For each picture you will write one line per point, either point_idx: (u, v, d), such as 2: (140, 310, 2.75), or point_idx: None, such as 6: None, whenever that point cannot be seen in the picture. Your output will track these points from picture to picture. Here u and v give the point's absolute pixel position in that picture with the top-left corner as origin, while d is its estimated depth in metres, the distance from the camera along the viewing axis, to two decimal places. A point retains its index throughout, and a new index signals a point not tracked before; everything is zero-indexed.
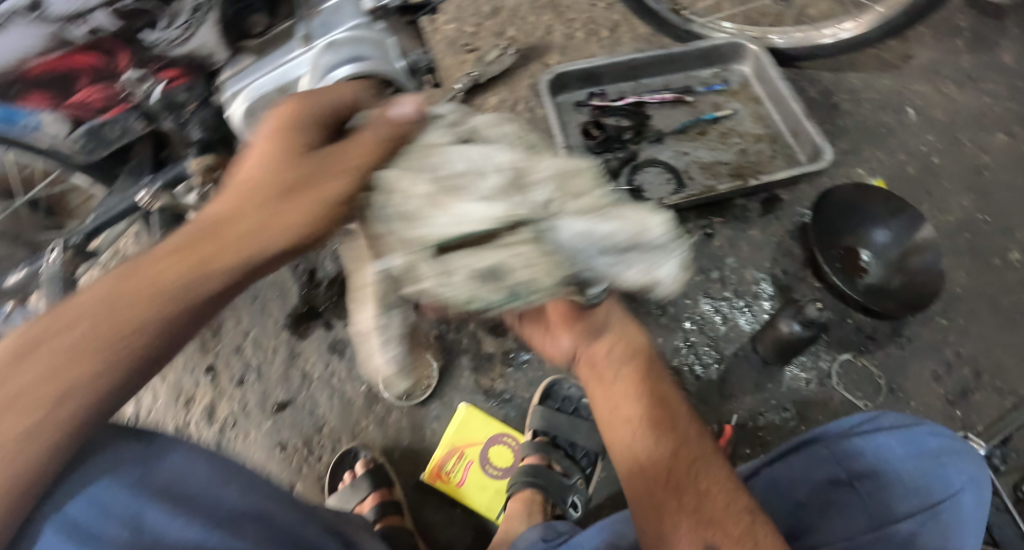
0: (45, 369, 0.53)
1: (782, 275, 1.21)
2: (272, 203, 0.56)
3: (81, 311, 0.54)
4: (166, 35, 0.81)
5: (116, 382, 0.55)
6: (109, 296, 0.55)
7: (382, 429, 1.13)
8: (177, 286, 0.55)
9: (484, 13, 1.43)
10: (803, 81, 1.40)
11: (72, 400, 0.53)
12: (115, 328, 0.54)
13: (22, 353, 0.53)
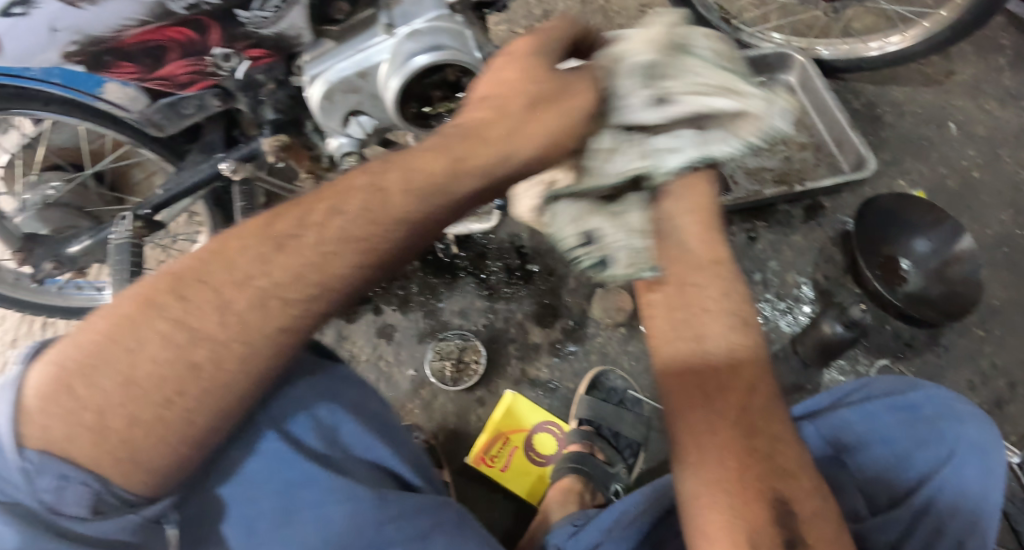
0: (296, 260, 0.60)
1: (823, 280, 1.23)
2: (531, 111, 0.64)
3: (337, 204, 0.62)
4: (258, 14, 0.86)
5: (339, 280, 0.61)
6: (369, 187, 0.63)
7: (427, 412, 1.16)
8: (436, 178, 0.63)
9: (535, 15, 1.45)
10: (847, 91, 1.45)
11: (314, 291, 0.61)
12: (370, 218, 0.62)
13: (278, 245, 0.61)
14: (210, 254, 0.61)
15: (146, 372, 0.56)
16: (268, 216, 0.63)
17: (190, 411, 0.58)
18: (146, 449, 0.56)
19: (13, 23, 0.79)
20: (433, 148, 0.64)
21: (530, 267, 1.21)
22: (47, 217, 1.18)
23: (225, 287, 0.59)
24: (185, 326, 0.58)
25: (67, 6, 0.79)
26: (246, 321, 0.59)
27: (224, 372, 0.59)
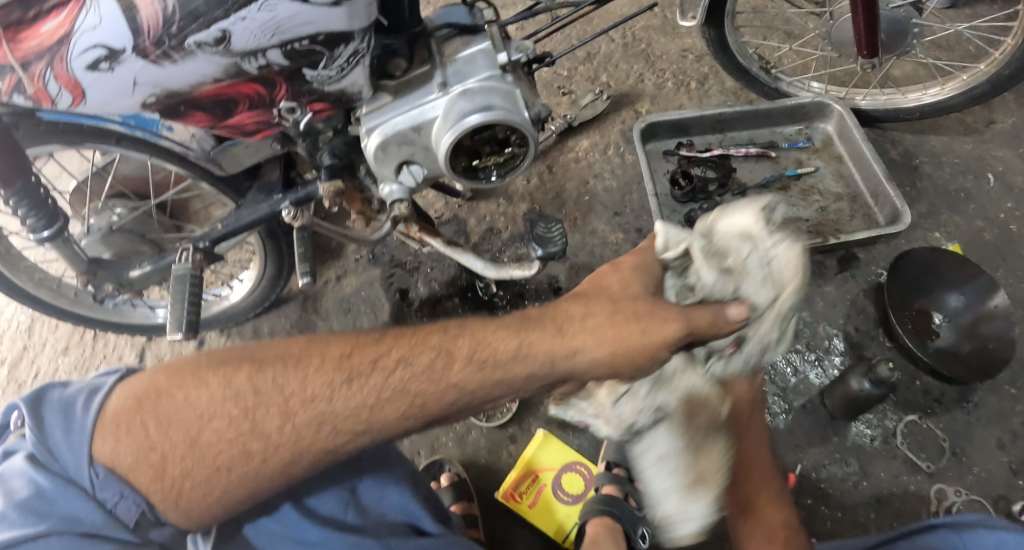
0: (349, 400, 0.65)
1: (854, 332, 1.25)
2: (614, 322, 0.67)
3: (404, 358, 0.67)
4: (324, 73, 0.92)
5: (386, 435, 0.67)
6: (434, 351, 0.68)
7: (461, 445, 1.22)
8: (497, 356, 0.68)
9: (579, 58, 1.51)
10: (886, 141, 1.45)
11: (351, 430, 0.66)
12: (418, 384, 0.67)
13: (345, 379, 0.66)
14: (289, 357, 0.67)
15: (209, 438, 0.63)
16: (345, 342, 0.68)
17: (230, 483, 0.64)
18: (194, 498, 0.63)
19: (97, 77, 0.87)
20: (505, 327, 0.69)
21: None
22: (110, 241, 1.24)
23: (291, 397, 0.65)
24: (247, 415, 0.64)
25: (149, 64, 0.86)
26: (293, 432, 0.64)
27: (266, 463, 0.64)
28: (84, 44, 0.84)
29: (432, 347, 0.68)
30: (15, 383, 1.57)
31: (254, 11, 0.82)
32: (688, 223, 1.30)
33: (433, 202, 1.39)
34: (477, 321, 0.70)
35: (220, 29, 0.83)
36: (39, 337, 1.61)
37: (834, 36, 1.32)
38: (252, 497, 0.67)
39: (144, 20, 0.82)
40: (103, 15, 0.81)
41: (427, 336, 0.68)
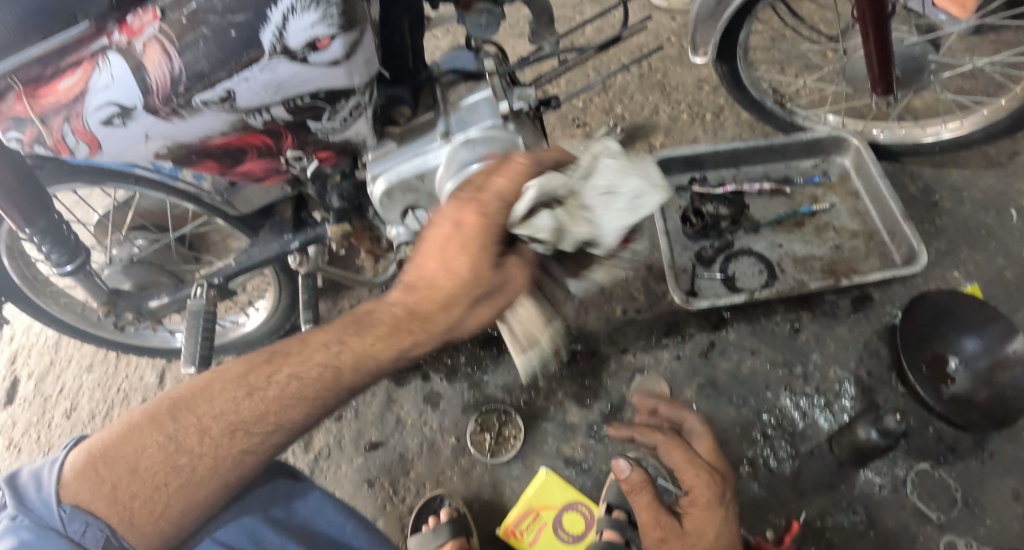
0: (255, 409, 0.74)
1: (866, 376, 1.23)
2: (473, 310, 0.77)
3: (296, 368, 0.76)
4: (328, 124, 0.94)
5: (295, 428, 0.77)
6: (326, 352, 0.77)
7: (464, 480, 1.22)
8: (380, 356, 0.77)
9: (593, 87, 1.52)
10: (904, 175, 1.42)
11: (262, 432, 0.75)
12: (315, 386, 0.76)
13: (247, 393, 0.75)
14: (199, 387, 0.75)
15: (148, 463, 0.72)
16: (241, 365, 0.77)
17: (173, 494, 0.72)
18: (146, 516, 0.71)
19: (111, 131, 0.89)
20: (382, 330, 0.77)
21: (574, 346, 1.26)
22: (131, 271, 1.25)
23: (206, 419, 0.74)
24: (176, 444, 0.73)
25: (159, 120, 0.88)
26: (212, 445, 0.73)
27: (198, 473, 0.73)
28: (98, 102, 0.86)
29: (318, 350, 0.77)
30: (41, 397, 1.59)
31: (256, 73, 0.84)
32: (699, 261, 1.29)
33: None
34: (349, 332, 0.78)
35: (224, 89, 0.85)
36: (66, 354, 1.63)
37: (848, 72, 1.30)
38: (198, 506, 0.75)
39: (152, 80, 0.84)
40: (114, 74, 0.84)
41: (314, 343, 0.78)
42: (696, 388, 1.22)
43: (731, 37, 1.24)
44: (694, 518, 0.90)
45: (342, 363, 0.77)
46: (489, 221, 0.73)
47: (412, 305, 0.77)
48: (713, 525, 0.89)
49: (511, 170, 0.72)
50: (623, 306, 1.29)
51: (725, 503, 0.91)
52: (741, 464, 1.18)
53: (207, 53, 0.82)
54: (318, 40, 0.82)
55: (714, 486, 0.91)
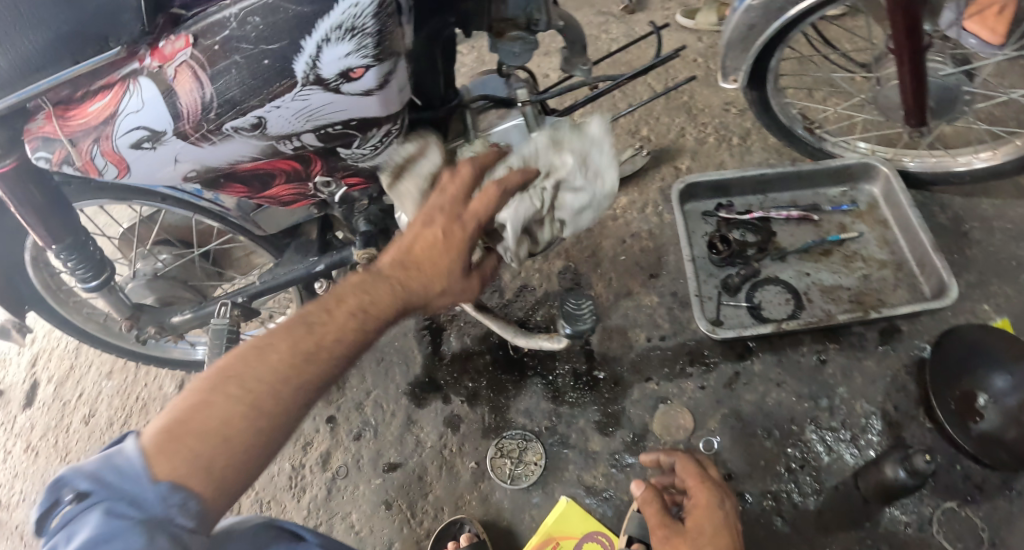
0: (317, 362, 0.71)
1: (893, 410, 1.21)
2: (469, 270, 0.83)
3: (336, 313, 0.74)
4: (358, 151, 0.93)
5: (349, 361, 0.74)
6: (367, 307, 0.75)
7: (482, 505, 1.20)
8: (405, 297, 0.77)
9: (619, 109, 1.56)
10: (934, 204, 1.39)
11: (325, 381, 0.72)
12: (366, 335, 0.75)
13: (307, 348, 0.71)
14: (249, 354, 0.69)
15: (221, 427, 0.66)
16: (286, 327, 0.72)
17: (254, 453, 0.67)
18: (233, 478, 0.65)
19: (140, 154, 0.88)
20: (393, 281, 0.77)
21: (596, 373, 1.26)
22: (154, 286, 1.23)
23: (274, 378, 0.68)
24: (251, 407, 0.67)
25: (189, 144, 0.87)
26: (285, 401, 0.69)
27: (273, 432, 0.68)
28: (127, 125, 0.84)
29: (355, 309, 0.75)
30: (60, 402, 1.58)
31: (288, 100, 0.83)
32: (725, 288, 1.28)
33: None
34: (376, 287, 0.76)
35: (255, 117, 0.84)
36: (86, 359, 1.63)
37: (880, 101, 1.28)
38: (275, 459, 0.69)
39: (183, 105, 0.83)
40: (145, 98, 0.82)
41: (350, 298, 0.75)
42: (721, 418, 1.21)
43: (763, 64, 1.23)
44: (692, 519, 0.89)
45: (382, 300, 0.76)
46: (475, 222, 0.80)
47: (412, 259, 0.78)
48: (706, 520, 0.87)
49: (488, 193, 0.80)
50: (647, 334, 1.29)
51: (725, 508, 0.89)
52: (765, 498, 1.16)
53: (239, 80, 0.81)
54: (351, 70, 0.81)
55: (711, 493, 0.91)
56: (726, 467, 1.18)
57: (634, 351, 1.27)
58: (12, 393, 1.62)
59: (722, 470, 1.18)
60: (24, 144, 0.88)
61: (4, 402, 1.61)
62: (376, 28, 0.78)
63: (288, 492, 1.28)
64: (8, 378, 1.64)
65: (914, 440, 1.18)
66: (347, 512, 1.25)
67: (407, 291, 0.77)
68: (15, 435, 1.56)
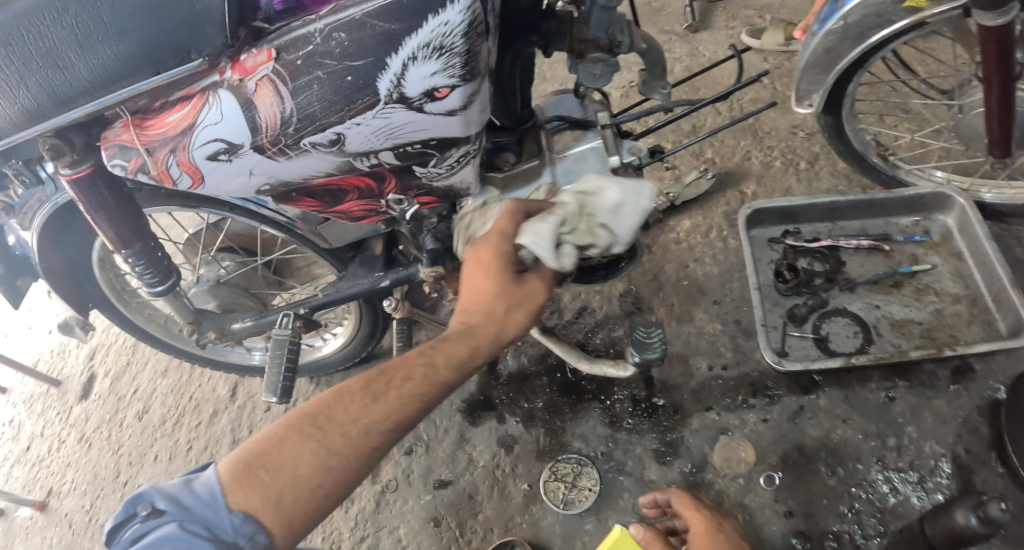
0: (389, 405, 0.75)
1: (964, 454, 1.15)
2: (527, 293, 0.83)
3: (406, 356, 0.79)
4: (434, 170, 0.92)
5: (421, 402, 0.77)
6: (431, 351, 0.79)
7: (533, 527, 1.19)
8: (466, 337, 0.80)
9: (684, 130, 1.54)
10: (1011, 238, 1.31)
11: (394, 422, 0.75)
12: (432, 381, 0.78)
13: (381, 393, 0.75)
14: (326, 395, 0.75)
15: (293, 456, 0.70)
16: (365, 374, 0.78)
17: (324, 483, 0.70)
18: (300, 510, 0.68)
19: (217, 166, 0.88)
20: (461, 322, 0.82)
21: (655, 401, 1.26)
22: (217, 292, 1.24)
23: (350, 419, 0.73)
24: (323, 443, 0.71)
25: (266, 158, 0.87)
26: (355, 439, 0.72)
27: (346, 468, 0.71)
28: (204, 137, 0.85)
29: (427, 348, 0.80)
30: (116, 396, 1.61)
31: (369, 118, 0.82)
32: (791, 319, 1.26)
33: None
34: (444, 337, 0.81)
35: (335, 133, 0.83)
36: (142, 355, 1.65)
37: (962, 129, 1.20)
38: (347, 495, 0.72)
39: (262, 119, 0.82)
40: (223, 111, 0.82)
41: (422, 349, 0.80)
42: (782, 453, 1.19)
43: (839, 88, 1.19)
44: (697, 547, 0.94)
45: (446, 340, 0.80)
46: (503, 235, 0.83)
47: (476, 296, 0.82)
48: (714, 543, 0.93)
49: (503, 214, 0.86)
50: (709, 362, 1.28)
51: (723, 531, 0.96)
52: (826, 539, 1.12)
53: (321, 96, 0.80)
54: (436, 90, 0.79)
55: (708, 519, 0.98)
56: (786, 504, 1.15)
57: (695, 380, 1.26)
58: (68, 385, 1.65)
59: (782, 506, 1.15)
60: (102, 152, 0.89)
61: (60, 392, 1.64)
62: (464, 47, 0.76)
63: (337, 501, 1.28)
64: (65, 370, 1.67)
65: (985, 485, 1.13)
66: (394, 526, 1.24)
67: (475, 338, 0.80)
68: (70, 426, 1.58)
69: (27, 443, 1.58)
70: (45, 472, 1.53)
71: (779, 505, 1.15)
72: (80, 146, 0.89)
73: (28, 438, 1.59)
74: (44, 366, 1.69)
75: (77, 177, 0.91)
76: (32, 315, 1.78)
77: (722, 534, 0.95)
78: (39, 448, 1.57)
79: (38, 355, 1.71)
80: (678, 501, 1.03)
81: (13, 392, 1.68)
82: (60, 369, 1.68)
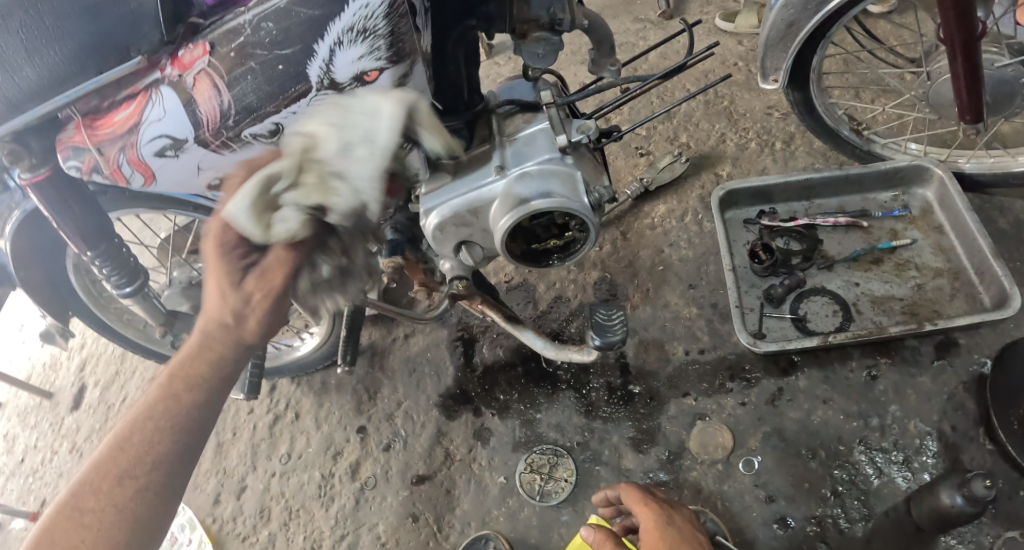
0: (157, 433, 0.70)
1: (950, 431, 1.12)
2: (263, 274, 0.73)
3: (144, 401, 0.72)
4: (379, 158, 0.90)
5: (194, 416, 0.71)
6: (174, 391, 0.71)
7: (510, 520, 1.17)
8: (208, 354, 0.72)
9: (658, 115, 1.53)
10: (994, 209, 1.28)
11: (172, 446, 0.70)
12: (192, 401, 0.71)
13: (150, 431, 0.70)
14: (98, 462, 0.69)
15: (71, 508, 0.67)
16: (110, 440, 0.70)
17: (110, 523, 0.67)
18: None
19: (165, 163, 0.87)
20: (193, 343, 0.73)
21: (632, 388, 1.23)
22: (189, 293, 1.22)
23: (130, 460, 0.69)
24: (95, 489, 0.68)
25: (211, 152, 0.86)
26: (135, 476, 0.68)
27: (134, 505, 0.68)
28: (150, 134, 0.83)
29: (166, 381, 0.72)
30: (105, 405, 1.57)
31: (304, 106, 0.81)
32: (768, 299, 1.24)
33: (504, 265, 1.42)
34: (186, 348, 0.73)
35: (273, 123, 0.83)
36: (130, 365, 1.61)
37: (932, 97, 1.19)
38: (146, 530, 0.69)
39: (202, 113, 0.82)
40: (166, 107, 0.81)
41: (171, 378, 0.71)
42: (762, 437, 1.16)
43: (804, 62, 1.17)
44: (649, 546, 0.87)
45: (186, 356, 0.72)
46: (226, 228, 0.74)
47: (207, 312, 0.73)
48: (666, 543, 0.86)
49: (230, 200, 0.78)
50: (686, 347, 1.25)
51: (675, 525, 0.89)
52: (809, 524, 1.09)
53: (256, 86, 0.79)
54: (365, 74, 0.78)
55: (659, 514, 0.91)
56: (767, 488, 1.12)
57: (671, 365, 1.24)
58: (60, 396, 1.62)
59: (763, 491, 1.12)
60: (58, 155, 0.89)
61: (52, 404, 1.62)
62: (387, 29, 0.75)
63: (317, 500, 1.27)
64: (56, 383, 1.65)
65: (972, 463, 1.09)
66: (373, 524, 1.22)
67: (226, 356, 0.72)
68: (62, 436, 1.56)
69: (21, 455, 1.56)
70: (38, 483, 1.50)
71: (759, 490, 1.12)
72: (39, 149, 0.88)
73: (22, 450, 1.57)
74: (37, 379, 1.68)
75: (37, 181, 0.90)
76: (25, 330, 1.79)
77: (675, 530, 0.89)
78: (33, 460, 1.54)
79: (31, 368, 1.71)
80: (630, 496, 0.96)
81: (7, 407, 1.67)
82: (52, 382, 1.66)
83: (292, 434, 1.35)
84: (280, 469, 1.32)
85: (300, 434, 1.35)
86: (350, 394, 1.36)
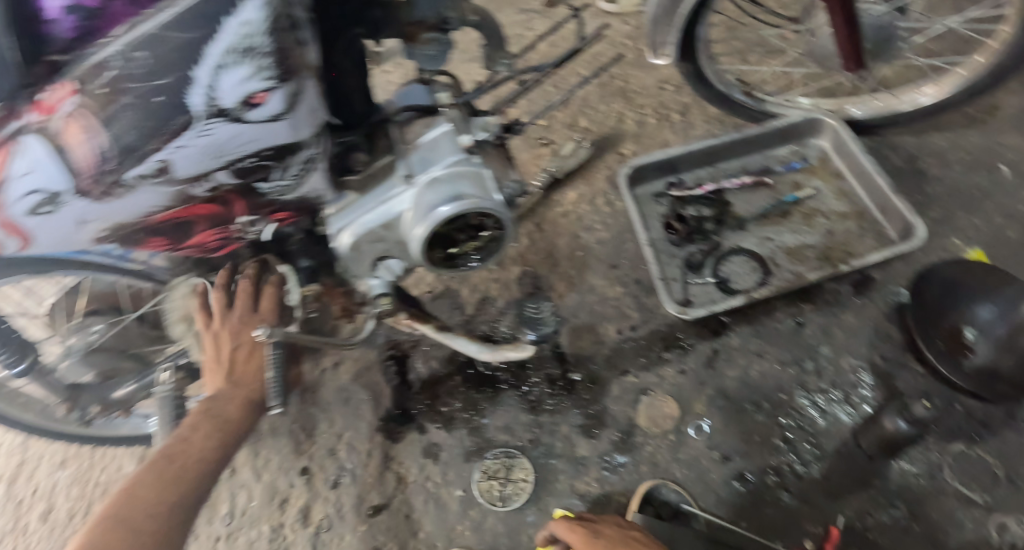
0: (188, 477, 0.93)
1: (881, 361, 1.17)
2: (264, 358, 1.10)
3: (166, 455, 0.94)
4: (279, 183, 0.86)
5: (210, 472, 0.97)
6: (213, 435, 0.99)
7: (477, 531, 1.14)
8: (228, 420, 1.02)
9: (555, 103, 1.54)
10: (886, 148, 1.36)
11: (194, 491, 0.92)
12: (218, 449, 0.99)
13: (161, 482, 0.90)
14: (122, 501, 0.86)
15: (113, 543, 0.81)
16: (142, 479, 0.89)
17: None
18: None
19: (40, 221, 0.80)
20: (224, 409, 1.02)
21: (572, 376, 1.23)
22: (92, 360, 1.15)
23: (149, 506, 0.86)
24: (135, 526, 0.84)
25: (93, 202, 0.79)
26: (164, 514, 0.87)
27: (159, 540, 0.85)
28: (20, 192, 0.75)
29: (205, 435, 0.98)
30: (13, 502, 1.42)
31: (191, 138, 0.75)
32: (689, 267, 1.26)
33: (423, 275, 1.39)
34: (211, 410, 1.01)
35: (158, 161, 0.76)
36: (33, 453, 1.46)
37: (815, 52, 1.25)
38: None
39: (77, 161, 0.73)
40: (33, 160, 0.72)
41: (199, 432, 0.98)
42: (707, 401, 1.18)
43: (689, 34, 1.19)
44: None
45: (217, 416, 1.01)
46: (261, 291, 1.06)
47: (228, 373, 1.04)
48: None
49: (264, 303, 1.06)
50: (618, 326, 1.26)
51: (603, 535, 0.89)
52: (767, 474, 1.11)
53: (134, 124, 0.71)
54: (253, 96, 0.73)
55: (587, 531, 0.89)
56: (721, 449, 1.14)
57: (607, 347, 1.25)
58: None
59: (717, 452, 1.13)
60: None
61: None
62: (274, 45, 0.70)
63: None
64: None
65: (908, 387, 1.14)
66: None
67: (240, 416, 1.03)
68: None
69: None
70: None
71: (714, 452, 1.14)
72: None
73: None
74: None
75: None
76: None
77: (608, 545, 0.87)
78: None
79: None
80: (556, 526, 0.94)
81: None
82: None
83: (231, 491, 1.25)
84: (225, 531, 1.22)
85: (240, 489, 1.25)
86: (286, 435, 1.29)
